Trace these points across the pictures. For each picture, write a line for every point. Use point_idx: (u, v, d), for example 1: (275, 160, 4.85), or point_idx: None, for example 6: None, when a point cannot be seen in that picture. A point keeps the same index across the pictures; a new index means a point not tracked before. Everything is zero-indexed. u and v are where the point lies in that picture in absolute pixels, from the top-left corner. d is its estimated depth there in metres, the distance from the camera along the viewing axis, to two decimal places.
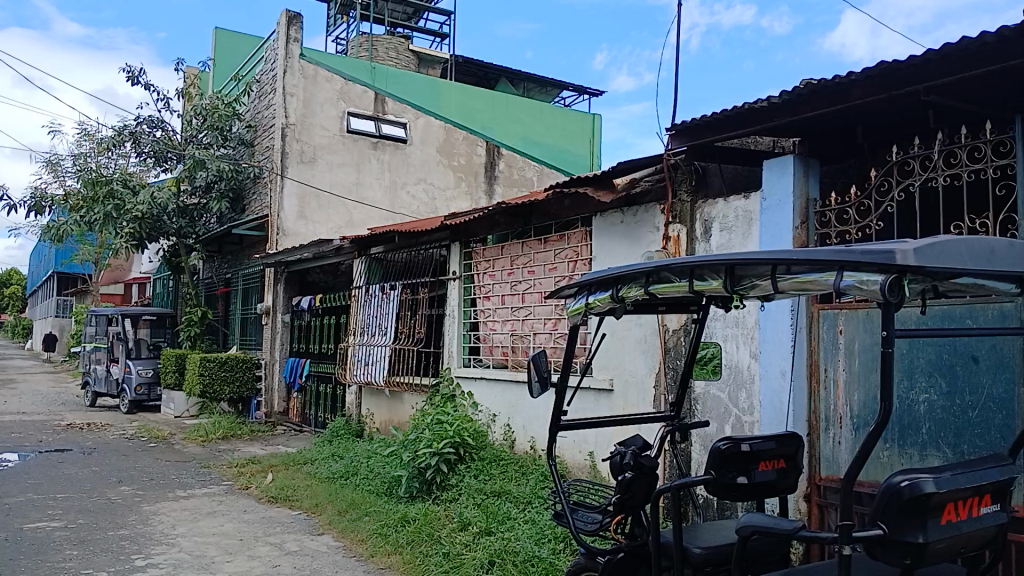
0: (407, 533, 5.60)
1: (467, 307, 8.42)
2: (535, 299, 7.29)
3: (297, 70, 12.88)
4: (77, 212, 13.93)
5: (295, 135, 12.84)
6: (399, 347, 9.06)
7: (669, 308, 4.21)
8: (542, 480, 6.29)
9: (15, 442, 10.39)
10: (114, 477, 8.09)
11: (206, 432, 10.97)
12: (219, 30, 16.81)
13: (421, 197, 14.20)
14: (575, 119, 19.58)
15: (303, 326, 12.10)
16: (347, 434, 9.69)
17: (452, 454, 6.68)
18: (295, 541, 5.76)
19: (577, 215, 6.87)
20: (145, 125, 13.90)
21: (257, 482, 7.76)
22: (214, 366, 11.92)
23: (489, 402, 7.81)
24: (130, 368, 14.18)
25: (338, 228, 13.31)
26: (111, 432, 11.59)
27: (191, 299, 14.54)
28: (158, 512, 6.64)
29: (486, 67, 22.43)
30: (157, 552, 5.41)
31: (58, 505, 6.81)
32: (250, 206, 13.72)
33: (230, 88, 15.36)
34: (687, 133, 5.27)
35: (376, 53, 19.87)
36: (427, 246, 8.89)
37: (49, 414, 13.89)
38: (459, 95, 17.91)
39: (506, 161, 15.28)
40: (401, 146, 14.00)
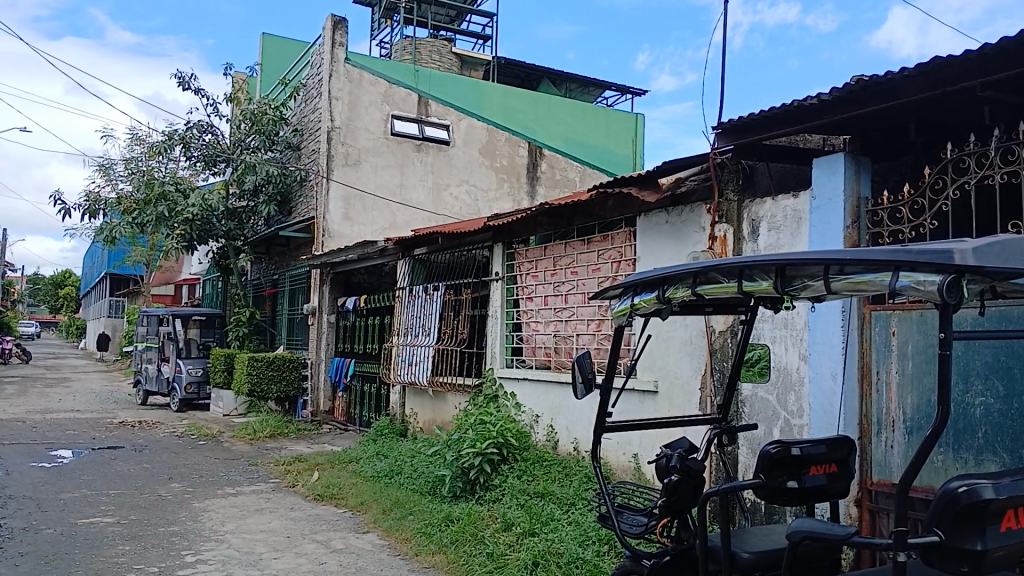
0: (451, 533, 5.62)
1: (510, 308, 8.43)
2: (578, 300, 7.26)
3: (342, 74, 13.06)
4: (129, 215, 14.31)
5: (340, 138, 13.01)
6: (443, 348, 9.11)
7: (716, 310, 4.15)
8: (585, 481, 6.25)
9: (69, 439, 10.68)
10: (165, 474, 8.27)
11: (254, 430, 11.16)
12: (266, 36, 17.12)
13: (464, 198, 14.26)
14: (618, 119, 19.49)
15: (348, 326, 12.23)
16: (391, 433, 9.77)
17: (495, 454, 6.69)
18: (341, 539, 5.82)
19: (620, 215, 6.83)
20: (195, 129, 14.22)
21: (303, 480, 7.87)
22: (262, 365, 12.12)
23: (532, 403, 7.79)
24: (180, 367, 14.50)
25: (382, 230, 13.43)
26: (162, 429, 11.87)
27: (239, 299, 14.82)
28: (208, 509, 6.77)
29: (529, 69, 22.46)
30: (207, 548, 5.51)
31: (112, 501, 6.99)
32: (296, 208, 13.93)
33: (278, 92, 15.64)
34: (733, 132, 5.19)
35: (419, 56, 20.03)
36: (470, 247, 8.93)
37: (103, 412, 14.26)
38: (502, 96, 17.96)
39: (548, 161, 15.25)
40: (443, 147, 14.07)
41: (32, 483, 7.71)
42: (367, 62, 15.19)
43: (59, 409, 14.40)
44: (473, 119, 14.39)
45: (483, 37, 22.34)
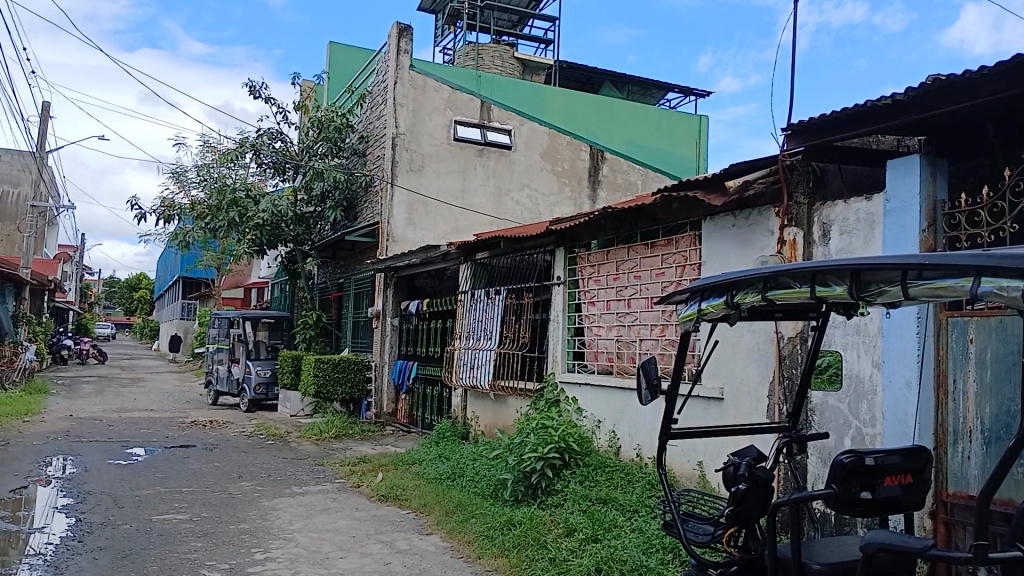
0: (513, 536, 5.63)
1: (572, 312, 8.41)
2: (641, 305, 7.20)
3: (407, 81, 13.25)
4: (202, 220, 14.79)
5: (404, 144, 13.21)
6: (504, 352, 9.13)
7: (786, 315, 4.07)
8: (649, 489, 6.19)
9: (144, 437, 11.08)
10: (235, 473, 8.51)
11: (320, 430, 11.40)
12: (333, 45, 17.50)
13: (525, 203, 14.29)
14: (680, 121, 19.30)
15: (410, 329, 12.38)
16: (453, 436, 9.85)
17: (557, 459, 6.69)
18: (405, 540, 5.90)
19: (685, 219, 6.76)
20: (265, 137, 14.63)
21: (368, 480, 8.01)
22: (328, 367, 12.37)
23: (594, 408, 7.74)
24: (250, 368, 14.90)
25: (444, 235, 13.56)
26: (232, 429, 12.22)
27: (307, 302, 15.15)
28: (276, 507, 6.94)
29: (590, 72, 22.41)
30: (275, 546, 5.65)
31: (185, 498, 7.23)
32: (361, 213, 14.19)
33: (344, 100, 15.97)
34: (804, 134, 5.08)
35: (481, 62, 20.20)
36: (531, 251, 8.96)
37: (176, 411, 14.77)
38: (564, 100, 17.97)
39: (610, 165, 15.19)
40: (505, 152, 14.15)
41: (110, 478, 8.03)
42: (430, 69, 15.40)
43: (135, 408, 14.97)
44: (535, 123, 14.44)
45: (544, 41, 22.40)
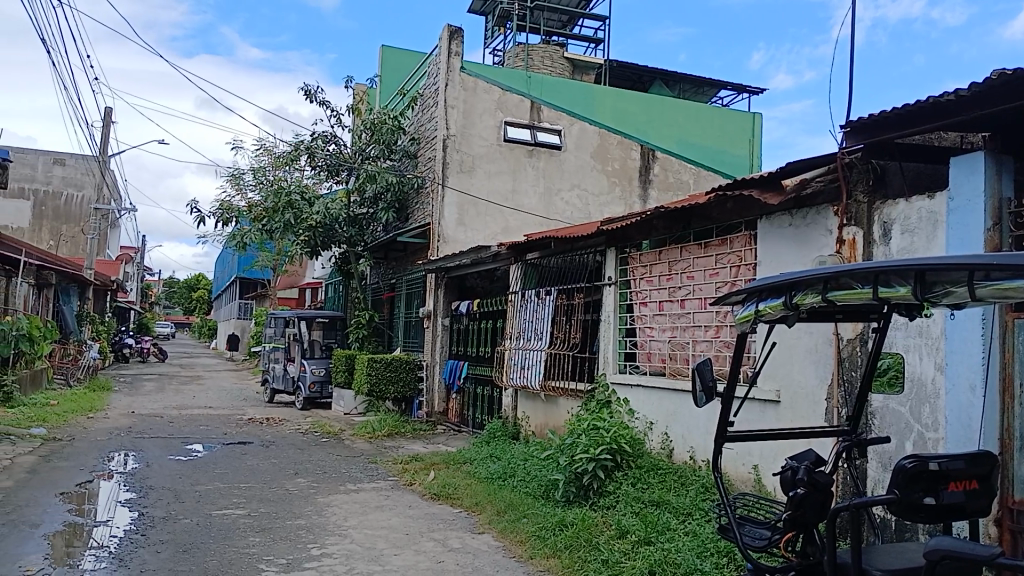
0: (565, 537, 5.63)
1: (623, 313, 8.37)
2: (695, 305, 7.13)
3: (458, 83, 13.34)
4: (258, 222, 15.13)
5: (455, 146, 13.31)
6: (555, 353, 9.13)
7: (847, 317, 3.99)
8: (703, 492, 6.13)
9: (204, 433, 11.37)
10: (292, 470, 8.68)
11: (373, 429, 11.57)
12: (385, 48, 17.73)
13: (575, 203, 14.27)
14: (733, 119, 19.02)
15: (461, 329, 12.46)
16: (504, 436, 9.89)
17: (609, 460, 6.65)
18: (458, 538, 5.94)
19: (740, 219, 6.66)
20: (320, 140, 14.91)
21: (420, 479, 8.09)
22: (381, 366, 12.55)
23: (646, 410, 7.67)
24: (305, 366, 15.19)
25: (494, 235, 13.61)
26: (288, 426, 12.48)
27: (360, 302, 15.37)
28: (332, 504, 7.06)
29: (641, 70, 22.25)
30: (331, 542, 5.75)
31: (243, 494, 7.41)
32: (413, 214, 14.34)
33: (396, 103, 16.16)
34: (863, 131, 4.96)
35: (531, 62, 20.23)
36: (582, 251, 8.94)
37: (234, 408, 15.13)
38: (614, 100, 17.90)
39: (661, 164, 15.08)
40: (556, 152, 14.14)
41: (172, 474, 8.27)
42: (481, 71, 15.51)
43: (194, 405, 15.39)
44: (586, 123, 14.40)
45: (594, 41, 22.33)
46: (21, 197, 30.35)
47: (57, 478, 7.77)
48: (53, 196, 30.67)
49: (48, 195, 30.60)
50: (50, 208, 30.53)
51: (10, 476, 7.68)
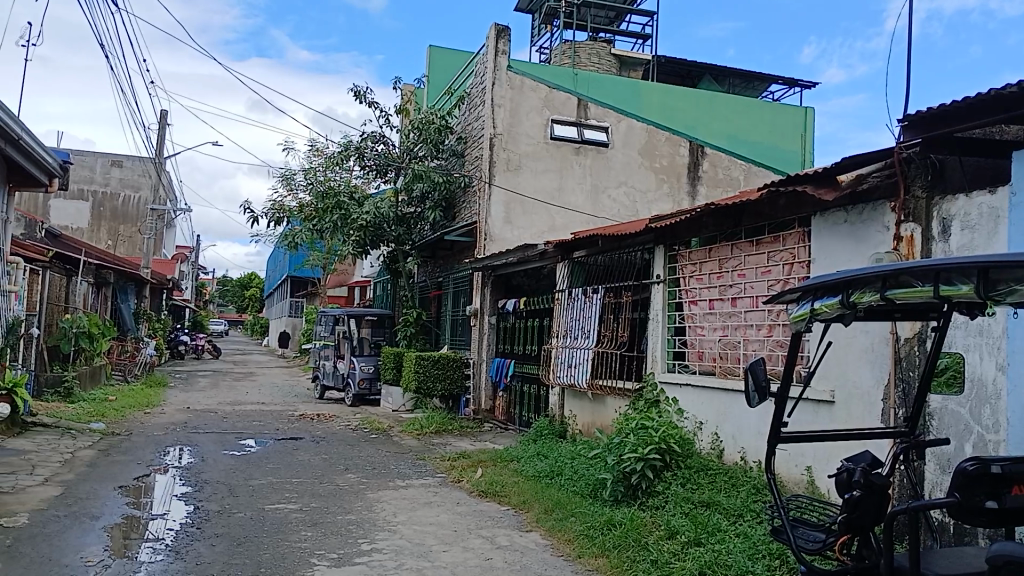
0: (613, 537, 5.60)
1: (672, 311, 8.28)
2: (747, 304, 7.03)
3: (505, 81, 13.36)
4: (309, 221, 15.38)
5: (501, 144, 13.34)
6: (603, 351, 9.08)
7: (905, 316, 3.89)
8: (754, 493, 6.03)
9: (256, 429, 11.62)
10: (342, 465, 8.82)
11: (421, 425, 11.68)
12: (432, 49, 17.87)
13: (623, 200, 14.18)
14: (786, 113, 18.65)
15: (508, 327, 12.48)
16: (551, 434, 9.89)
17: (658, 460, 6.59)
18: (505, 536, 5.96)
19: (793, 216, 6.55)
20: (368, 141, 15.11)
21: (468, 476, 8.14)
22: (428, 363, 12.70)
23: (696, 410, 7.59)
24: (354, 364, 15.40)
25: (541, 233, 13.61)
26: (338, 423, 12.67)
27: (408, 300, 15.51)
28: (381, 499, 7.15)
29: (689, 66, 21.99)
30: (381, 538, 5.82)
31: (295, 489, 7.54)
32: (460, 213, 14.42)
33: (443, 102, 16.27)
34: (921, 125, 4.83)
35: (578, 59, 20.16)
36: (630, 249, 8.88)
37: (285, 404, 15.43)
38: (662, 96, 17.74)
39: (710, 160, 14.90)
40: (603, 150, 14.06)
41: (226, 468, 8.46)
42: (528, 69, 15.52)
43: (247, 401, 15.72)
44: (633, 120, 14.29)
45: (641, 37, 22.15)
46: (81, 198, 31.37)
47: (116, 472, 8.02)
48: (111, 197, 31.64)
49: (107, 196, 31.57)
50: (109, 209, 31.52)
51: (72, 468, 7.95)
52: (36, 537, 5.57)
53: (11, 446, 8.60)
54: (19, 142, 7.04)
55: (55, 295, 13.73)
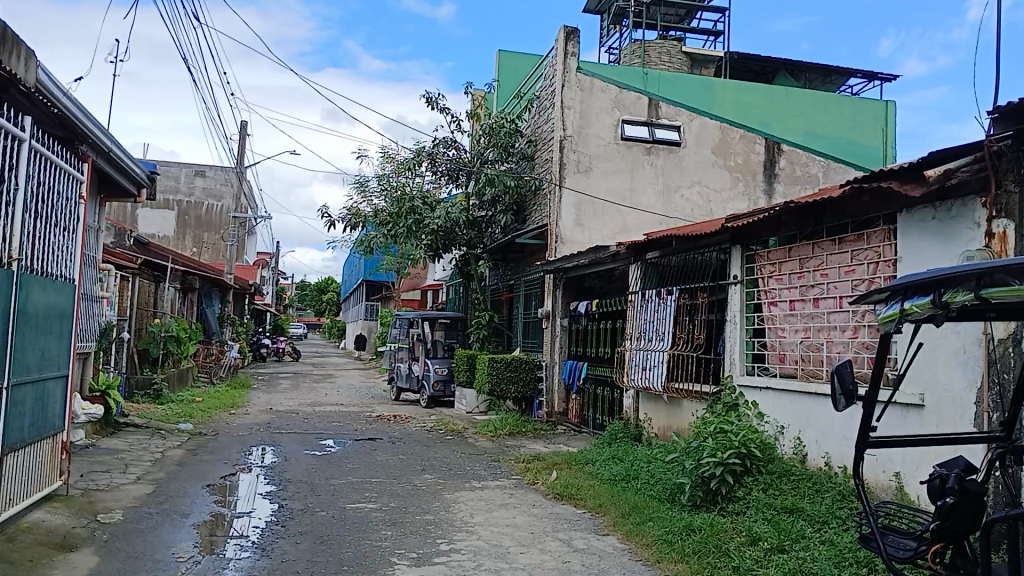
0: (693, 542, 5.52)
1: (750, 313, 8.10)
2: (830, 305, 6.83)
3: (574, 83, 13.34)
4: (383, 227, 15.69)
5: (572, 146, 13.31)
6: (678, 353, 8.97)
7: (1000, 315, 3.71)
8: (840, 499, 5.85)
9: (336, 430, 11.91)
10: (419, 466, 8.95)
11: (495, 427, 11.75)
12: (502, 54, 18.03)
13: (696, 199, 13.98)
14: (867, 108, 18.06)
15: (580, 330, 12.44)
16: (626, 438, 9.81)
17: (738, 465, 6.47)
18: (582, 539, 5.95)
19: (877, 213, 6.33)
20: (441, 146, 15.35)
21: (543, 478, 8.15)
22: (501, 366, 12.75)
23: (777, 414, 7.39)
24: (429, 366, 15.61)
25: (613, 235, 13.52)
26: (413, 424, 12.86)
27: (480, 303, 15.64)
28: (458, 500, 7.22)
29: (763, 61, 21.54)
30: (459, 538, 5.88)
31: (374, 489, 7.70)
32: (531, 216, 14.46)
33: (513, 106, 16.38)
34: (1013, 117, 4.65)
35: (648, 59, 19.97)
36: (705, 250, 8.74)
37: (363, 406, 15.75)
38: (736, 93, 17.42)
39: (787, 157, 14.57)
40: (675, 149, 13.89)
41: (308, 468, 8.70)
42: (598, 70, 15.49)
43: (326, 402, 16.12)
44: (706, 118, 14.06)
45: (713, 34, 21.82)
46: (167, 207, 32.74)
47: (204, 471, 8.34)
48: (195, 206, 32.94)
49: (191, 205, 32.88)
50: (193, 217, 32.83)
51: (163, 467, 8.30)
52: (132, 533, 5.84)
53: (107, 445, 9.03)
54: (111, 154, 7.39)
55: (144, 301, 14.38)
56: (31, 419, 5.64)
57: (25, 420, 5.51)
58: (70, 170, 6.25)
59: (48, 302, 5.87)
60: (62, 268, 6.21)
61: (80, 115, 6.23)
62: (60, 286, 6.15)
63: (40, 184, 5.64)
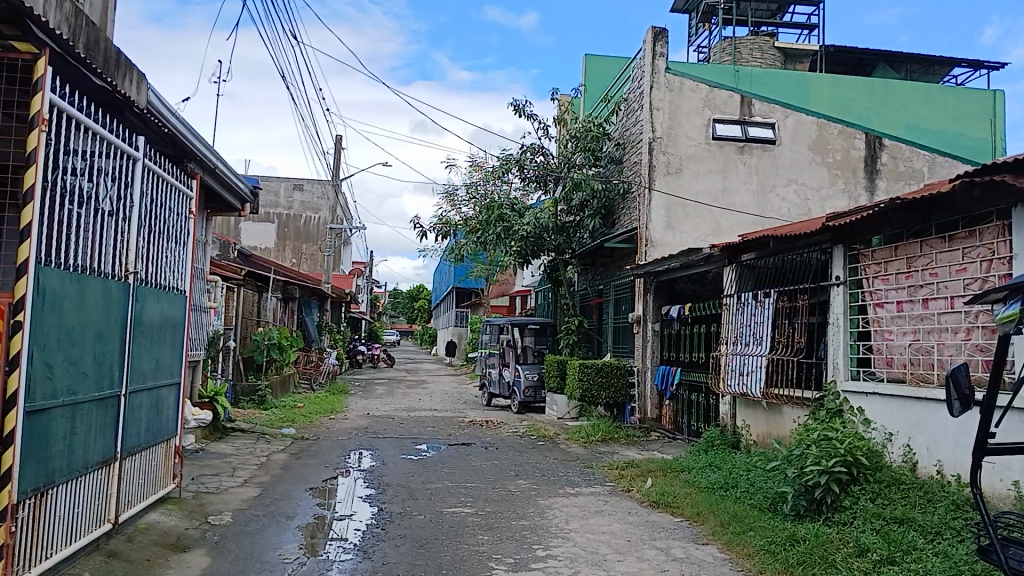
0: (798, 552, 5.32)
1: (855, 315, 7.76)
2: (940, 306, 6.48)
3: (663, 84, 13.15)
4: (473, 234, 15.88)
5: (662, 148, 13.12)
6: (778, 359, 8.68)
7: None
8: (955, 509, 5.52)
9: (431, 435, 12.12)
10: (513, 471, 9.00)
11: (587, 434, 11.70)
12: (588, 58, 18.06)
13: (793, 198, 13.56)
14: (973, 98, 17.12)
15: (673, 335, 12.23)
16: (723, 445, 9.58)
17: (844, 473, 6.21)
18: (681, 548, 5.83)
19: (990, 208, 5.97)
20: (528, 153, 15.47)
21: (638, 485, 8.04)
22: (592, 371, 12.68)
23: (884, 420, 7.04)
24: (520, 372, 15.69)
25: (705, 237, 13.25)
26: (506, 429, 12.94)
27: (570, 309, 15.59)
28: (553, 506, 7.21)
29: (860, 54, 20.74)
30: (555, 545, 5.87)
31: (470, 493, 7.77)
32: (620, 220, 14.34)
33: (601, 109, 16.33)
34: None
35: (739, 56, 19.52)
36: (804, 250, 8.45)
37: (456, 411, 15.96)
38: (832, 87, 16.82)
39: (889, 152, 13.94)
40: (769, 147, 13.50)
41: (405, 472, 8.88)
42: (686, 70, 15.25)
43: (420, 408, 16.42)
44: (801, 114, 13.61)
45: (807, 27, 21.16)
46: (268, 220, 34.14)
47: (307, 474, 8.62)
48: (293, 218, 34.22)
49: (290, 218, 34.18)
50: (292, 230, 34.11)
51: (268, 471, 8.63)
52: (240, 534, 6.08)
53: (215, 449, 9.46)
54: (216, 170, 7.75)
55: (248, 311, 15.04)
56: (147, 425, 5.96)
57: (142, 426, 5.83)
58: (180, 187, 6.60)
59: (161, 313, 6.21)
60: (174, 280, 6.54)
61: (188, 134, 6.55)
62: (172, 297, 6.49)
63: (152, 201, 5.96)
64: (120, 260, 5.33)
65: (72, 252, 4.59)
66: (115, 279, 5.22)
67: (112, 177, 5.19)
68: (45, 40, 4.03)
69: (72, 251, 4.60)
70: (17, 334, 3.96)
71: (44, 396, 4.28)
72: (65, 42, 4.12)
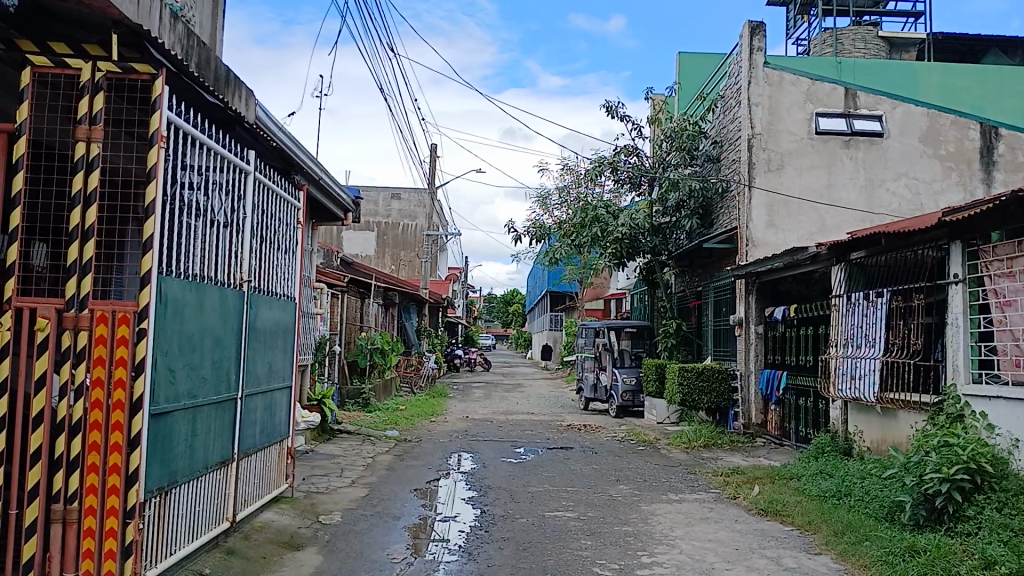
0: (918, 564, 5.03)
1: (975, 315, 7.29)
2: None
3: (762, 79, 12.78)
4: (568, 237, 15.87)
5: (762, 144, 12.75)
6: (893, 361, 8.28)
7: None
8: None
9: (529, 438, 12.17)
10: (614, 476, 8.91)
11: (689, 439, 11.48)
12: (683, 55, 17.80)
13: (903, 193, 12.92)
14: None
15: (778, 337, 11.84)
16: (834, 452, 9.23)
17: (967, 482, 5.82)
18: (793, 558, 5.62)
19: None
20: (622, 154, 15.37)
21: (744, 493, 7.81)
22: (692, 375, 12.41)
23: (1010, 425, 6.55)
24: (617, 376, 15.55)
25: (810, 235, 12.78)
26: (605, 433, 12.84)
27: (667, 311, 15.32)
28: (656, 512, 7.09)
29: (972, 40, 19.64)
30: (660, 551, 5.77)
31: (571, 497, 7.75)
32: (718, 220, 14.02)
33: (695, 107, 16.02)
34: None
35: (841, 46, 18.79)
36: (918, 247, 8.00)
37: (554, 415, 15.98)
38: (942, 76, 15.97)
39: (1007, 143, 13.08)
40: (877, 140, 12.89)
41: (504, 475, 8.94)
42: (785, 63, 14.80)
43: (518, 411, 16.50)
44: (910, 104, 12.93)
45: (913, 14, 20.18)
46: (368, 229, 35.13)
47: (410, 475, 8.79)
48: (392, 226, 35.18)
49: (389, 226, 35.12)
50: (391, 237, 35.04)
51: (375, 472, 8.86)
52: (349, 534, 6.26)
53: (324, 451, 9.79)
54: (321, 181, 8.05)
55: (352, 317, 15.52)
56: (262, 427, 6.21)
57: (257, 428, 6.08)
58: (289, 199, 6.88)
59: (274, 320, 6.47)
60: (284, 288, 6.81)
61: (295, 148, 6.84)
62: (283, 304, 6.75)
63: (263, 212, 6.21)
64: (234, 271, 5.57)
65: (190, 263, 4.84)
66: (230, 288, 5.47)
67: (226, 191, 5.45)
68: (162, 60, 4.25)
69: (190, 261, 4.84)
70: (141, 341, 4.20)
71: (167, 400, 4.52)
72: (180, 61, 4.33)
